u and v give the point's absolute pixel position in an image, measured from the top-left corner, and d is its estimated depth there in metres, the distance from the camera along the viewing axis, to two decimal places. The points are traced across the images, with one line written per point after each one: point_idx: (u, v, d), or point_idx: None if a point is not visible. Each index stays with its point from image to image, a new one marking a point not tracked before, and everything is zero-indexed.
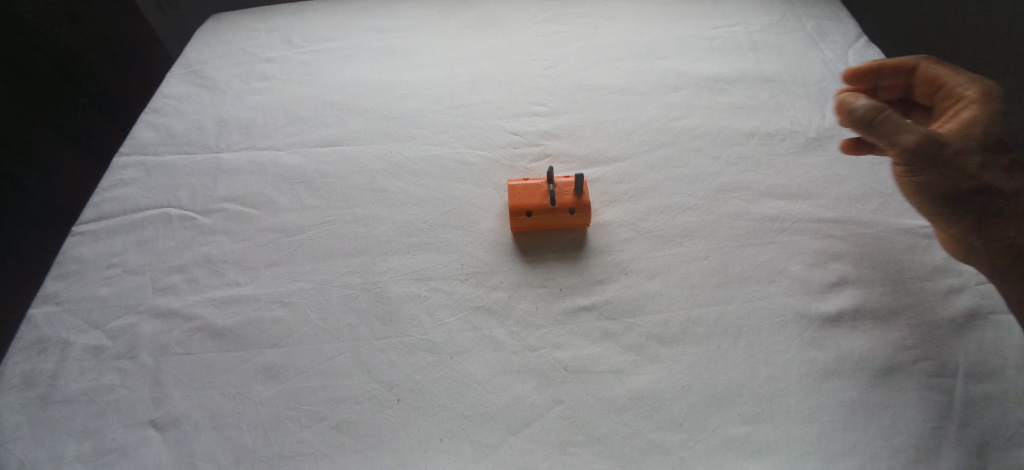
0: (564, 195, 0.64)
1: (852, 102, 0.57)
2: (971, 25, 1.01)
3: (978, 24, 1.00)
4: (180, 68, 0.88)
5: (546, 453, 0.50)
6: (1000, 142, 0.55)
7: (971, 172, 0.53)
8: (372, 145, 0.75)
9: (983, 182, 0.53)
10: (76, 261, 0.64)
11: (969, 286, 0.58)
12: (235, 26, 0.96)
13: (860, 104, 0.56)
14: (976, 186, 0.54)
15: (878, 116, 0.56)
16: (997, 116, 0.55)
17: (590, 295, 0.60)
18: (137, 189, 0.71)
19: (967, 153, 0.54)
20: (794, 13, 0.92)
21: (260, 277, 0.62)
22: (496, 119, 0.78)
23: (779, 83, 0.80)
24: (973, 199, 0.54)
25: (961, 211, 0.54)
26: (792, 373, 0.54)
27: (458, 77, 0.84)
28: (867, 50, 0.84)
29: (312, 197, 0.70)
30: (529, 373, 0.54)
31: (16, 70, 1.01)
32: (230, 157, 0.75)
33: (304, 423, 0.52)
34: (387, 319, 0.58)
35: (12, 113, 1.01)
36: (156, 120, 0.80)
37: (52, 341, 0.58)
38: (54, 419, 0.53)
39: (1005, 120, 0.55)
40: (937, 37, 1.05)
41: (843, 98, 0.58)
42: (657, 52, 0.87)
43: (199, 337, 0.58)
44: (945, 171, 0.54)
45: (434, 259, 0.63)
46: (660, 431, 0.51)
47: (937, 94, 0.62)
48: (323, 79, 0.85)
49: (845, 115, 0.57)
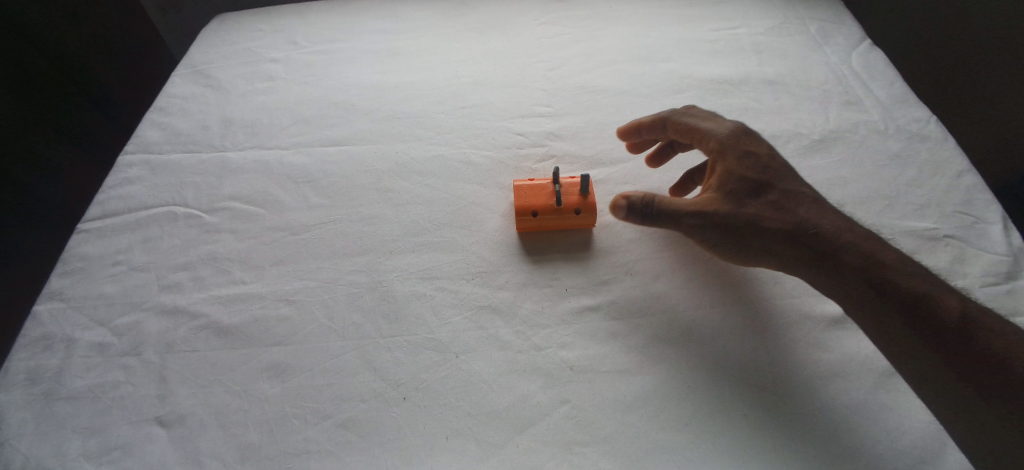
0: (570, 196, 0.65)
1: (625, 202, 0.58)
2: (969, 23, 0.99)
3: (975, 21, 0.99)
4: (185, 67, 0.88)
5: (551, 453, 0.50)
6: (762, 183, 0.59)
7: (748, 221, 0.57)
8: (377, 145, 0.75)
9: (760, 223, 0.57)
10: (82, 258, 0.64)
11: (972, 289, 0.58)
12: (240, 26, 0.96)
13: (631, 202, 0.58)
14: (748, 228, 0.57)
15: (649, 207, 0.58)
16: (737, 161, 0.60)
17: (595, 295, 0.60)
18: (142, 187, 0.71)
19: (741, 208, 0.57)
20: (797, 16, 0.92)
21: (266, 275, 0.62)
22: (501, 120, 0.78)
23: (783, 86, 0.81)
24: (760, 238, 0.57)
25: (757, 251, 0.57)
26: (798, 374, 0.54)
27: (462, 78, 0.85)
28: (870, 53, 0.85)
29: (317, 196, 0.70)
30: (535, 372, 0.54)
31: (16, 72, 0.96)
32: (235, 156, 0.75)
33: (310, 420, 0.52)
34: (392, 318, 0.58)
35: (10, 116, 0.96)
36: (160, 119, 0.80)
37: (57, 338, 0.58)
38: (58, 416, 0.53)
39: (758, 163, 0.60)
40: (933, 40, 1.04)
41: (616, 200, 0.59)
42: (660, 54, 0.87)
43: (204, 335, 0.58)
44: (729, 225, 0.57)
45: (440, 259, 0.63)
46: (666, 431, 0.51)
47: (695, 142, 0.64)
48: (328, 80, 0.85)
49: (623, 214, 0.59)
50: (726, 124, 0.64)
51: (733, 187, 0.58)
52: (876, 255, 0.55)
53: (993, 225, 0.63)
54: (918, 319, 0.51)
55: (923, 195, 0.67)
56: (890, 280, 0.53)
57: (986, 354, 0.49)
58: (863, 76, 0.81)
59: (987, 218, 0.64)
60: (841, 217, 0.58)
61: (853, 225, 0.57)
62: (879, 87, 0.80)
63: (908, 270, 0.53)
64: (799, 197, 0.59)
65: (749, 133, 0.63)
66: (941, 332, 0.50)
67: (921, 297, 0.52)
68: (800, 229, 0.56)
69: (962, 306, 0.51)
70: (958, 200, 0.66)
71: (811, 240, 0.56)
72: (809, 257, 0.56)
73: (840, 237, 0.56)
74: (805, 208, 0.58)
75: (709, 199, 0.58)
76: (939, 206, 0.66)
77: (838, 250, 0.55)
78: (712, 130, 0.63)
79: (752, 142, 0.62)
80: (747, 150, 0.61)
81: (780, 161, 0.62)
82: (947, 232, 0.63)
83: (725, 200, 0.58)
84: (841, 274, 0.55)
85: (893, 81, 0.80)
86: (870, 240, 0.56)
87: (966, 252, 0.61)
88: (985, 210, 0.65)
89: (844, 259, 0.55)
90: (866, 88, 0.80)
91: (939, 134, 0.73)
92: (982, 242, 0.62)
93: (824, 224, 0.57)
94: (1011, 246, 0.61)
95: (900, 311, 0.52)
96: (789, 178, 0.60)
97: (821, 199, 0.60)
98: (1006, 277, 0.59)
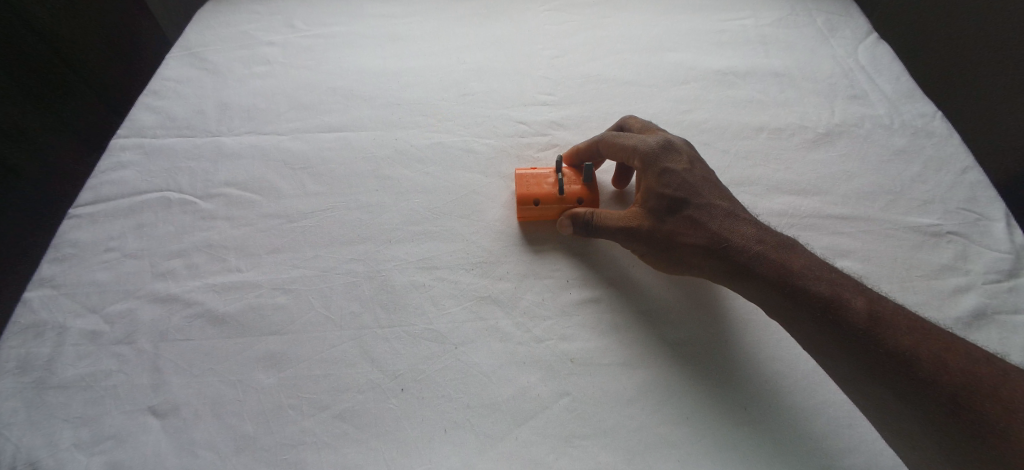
0: (573, 186, 0.63)
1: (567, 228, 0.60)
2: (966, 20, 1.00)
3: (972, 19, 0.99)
4: (180, 49, 0.86)
5: (551, 446, 0.49)
6: (678, 199, 0.56)
7: (665, 238, 0.55)
8: (377, 132, 0.74)
9: (677, 240, 0.55)
10: (73, 244, 0.63)
11: (974, 286, 0.58)
12: (236, 8, 0.93)
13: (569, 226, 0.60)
14: (666, 245, 0.55)
15: (586, 231, 0.59)
16: (653, 177, 0.57)
17: (596, 288, 0.59)
18: (135, 173, 0.70)
19: (656, 225, 0.56)
20: (805, 8, 0.91)
21: (262, 263, 0.61)
22: (503, 108, 0.77)
23: (789, 78, 0.80)
24: (679, 253, 0.55)
25: (680, 265, 0.56)
26: (801, 369, 0.53)
27: (465, 65, 0.83)
28: (877, 47, 0.84)
29: (315, 183, 0.68)
30: (535, 365, 0.54)
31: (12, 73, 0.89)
32: (231, 141, 0.73)
33: (306, 411, 0.51)
34: (390, 307, 0.57)
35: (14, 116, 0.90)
36: (154, 103, 0.78)
37: (48, 325, 0.56)
38: (50, 405, 0.52)
39: (675, 176, 0.56)
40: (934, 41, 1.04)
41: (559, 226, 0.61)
42: (666, 44, 0.86)
43: (199, 324, 0.57)
44: (650, 242, 0.56)
45: (440, 249, 0.62)
46: (665, 425, 0.50)
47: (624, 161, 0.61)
48: (327, 65, 0.83)
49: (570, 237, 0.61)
50: (651, 136, 0.60)
51: (653, 205, 0.56)
52: (791, 265, 0.51)
53: (997, 223, 0.63)
54: (833, 330, 0.48)
55: (927, 191, 0.67)
56: (804, 292, 0.49)
57: (904, 362, 0.44)
58: (870, 70, 0.81)
59: (991, 215, 0.64)
60: (758, 225, 0.55)
61: (770, 234, 0.54)
62: (886, 81, 0.79)
63: (822, 278, 0.50)
64: (715, 210, 0.55)
65: (671, 144, 0.59)
66: (858, 343, 0.46)
67: (835, 308, 0.48)
68: (715, 243, 0.54)
69: (880, 314, 0.47)
70: (963, 196, 0.66)
71: (726, 254, 0.53)
72: (728, 269, 0.54)
73: (754, 246, 0.53)
74: (719, 220, 0.55)
75: (634, 216, 0.57)
76: (944, 202, 0.65)
77: (751, 262, 0.52)
78: (636, 145, 0.59)
79: (671, 154, 0.58)
80: (665, 164, 0.57)
81: (701, 170, 0.58)
82: (950, 228, 0.63)
83: (644, 218, 0.56)
84: (758, 288, 0.52)
85: (900, 76, 0.79)
86: (785, 248, 0.52)
87: (969, 249, 0.61)
88: (989, 207, 0.64)
89: (760, 272, 0.52)
90: (872, 82, 0.79)
91: (944, 130, 0.73)
92: (985, 239, 0.62)
93: (736, 235, 0.54)
94: (1014, 243, 0.61)
95: (815, 324, 0.49)
96: (707, 188, 0.57)
97: (742, 207, 0.57)
98: (1009, 274, 0.58)
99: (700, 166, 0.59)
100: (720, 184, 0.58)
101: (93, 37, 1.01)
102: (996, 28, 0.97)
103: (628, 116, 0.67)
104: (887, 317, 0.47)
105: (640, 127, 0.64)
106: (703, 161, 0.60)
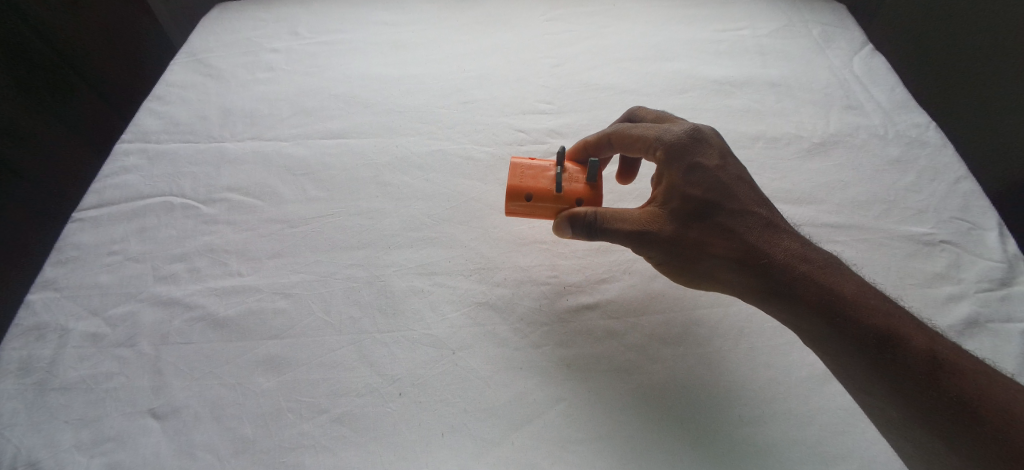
0: (575, 183, 0.56)
1: (563, 229, 0.54)
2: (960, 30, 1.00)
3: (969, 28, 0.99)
4: (184, 56, 0.87)
5: (547, 451, 0.49)
6: (708, 202, 0.52)
7: (689, 245, 0.52)
8: (378, 139, 0.75)
9: (704, 249, 0.51)
10: (77, 247, 0.64)
11: (968, 294, 0.58)
12: (242, 15, 0.95)
13: (567, 229, 0.54)
14: (690, 256, 0.52)
15: (592, 234, 0.53)
16: (680, 174, 0.53)
17: (593, 294, 0.60)
18: (139, 177, 0.70)
19: (680, 231, 0.52)
20: (801, 20, 0.92)
21: (263, 268, 0.62)
22: (503, 115, 0.78)
23: (785, 88, 0.81)
24: (704, 263, 0.52)
25: (703, 278, 0.53)
26: (793, 376, 0.54)
27: (466, 73, 0.84)
28: (872, 58, 0.85)
29: (316, 189, 0.69)
30: (531, 370, 0.54)
31: (13, 72, 0.89)
32: (233, 147, 0.74)
33: (305, 415, 0.52)
34: (389, 312, 0.58)
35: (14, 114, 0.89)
36: (159, 108, 0.79)
37: (51, 327, 0.57)
38: (50, 407, 0.52)
39: (705, 176, 0.53)
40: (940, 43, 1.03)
41: (555, 225, 0.55)
42: (665, 54, 0.87)
43: (200, 327, 0.58)
44: (669, 250, 0.52)
45: (439, 254, 0.63)
46: (659, 431, 0.51)
47: (643, 153, 0.57)
48: (329, 71, 0.84)
49: (566, 238, 0.55)
50: (676, 125, 0.57)
51: (676, 206, 0.52)
52: (836, 285, 0.47)
53: (990, 232, 0.64)
54: (882, 362, 0.44)
55: (921, 200, 0.67)
56: (855, 317, 0.45)
57: (965, 414, 0.40)
58: (865, 81, 0.82)
59: (984, 225, 0.64)
60: (798, 239, 0.51)
61: (813, 251, 0.50)
62: (881, 92, 0.80)
63: (872, 302, 0.46)
64: (750, 217, 0.52)
65: (702, 135, 0.55)
66: (911, 382, 0.43)
67: (891, 340, 0.44)
68: (749, 255, 0.50)
69: (938, 350, 0.43)
70: (956, 206, 0.66)
71: (759, 268, 0.50)
72: (758, 286, 0.50)
73: (792, 262, 0.49)
74: (754, 230, 0.51)
75: (654, 218, 0.52)
76: (937, 211, 0.66)
77: (789, 283, 0.49)
78: (659, 136, 0.55)
79: (703, 147, 0.54)
80: (695, 159, 0.53)
81: (733, 168, 0.54)
82: (943, 237, 0.64)
83: (665, 222, 0.52)
84: (789, 305, 0.49)
85: (894, 87, 0.81)
86: (829, 268, 0.49)
87: (962, 258, 0.62)
88: (982, 216, 0.65)
89: (800, 290, 0.48)
90: (867, 92, 0.80)
91: (938, 140, 0.74)
92: (979, 248, 0.62)
93: (777, 250, 0.50)
94: (1007, 252, 0.62)
95: (859, 352, 0.45)
96: (742, 191, 0.53)
97: (778, 216, 0.53)
98: (1002, 283, 0.59)
99: (733, 163, 0.55)
100: (755, 186, 0.55)
101: (89, 33, 1.01)
102: (1003, 29, 0.94)
103: (639, 106, 0.63)
104: (949, 359, 0.43)
105: (654, 116, 0.61)
106: (735, 156, 0.56)
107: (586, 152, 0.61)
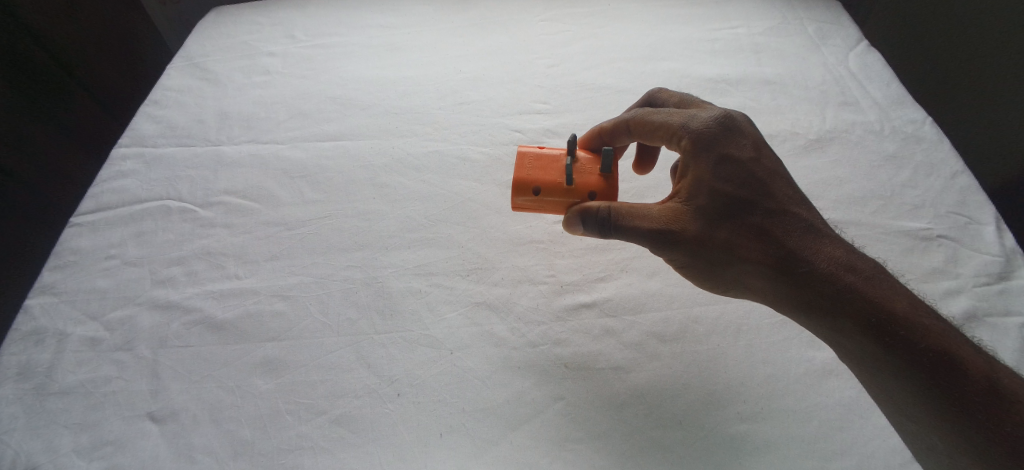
0: (586, 175, 0.53)
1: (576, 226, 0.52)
2: (959, 24, 0.99)
3: (968, 21, 0.98)
4: (181, 61, 0.88)
5: (545, 450, 0.49)
6: (740, 201, 0.49)
7: (716, 247, 0.49)
8: (374, 141, 0.75)
9: (734, 253, 0.49)
10: (74, 252, 0.64)
11: (965, 289, 0.58)
12: (237, 20, 0.95)
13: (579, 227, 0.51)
14: (718, 260, 0.49)
15: (609, 231, 0.50)
16: (709, 168, 0.50)
17: (590, 293, 0.60)
18: (137, 181, 0.71)
19: (709, 232, 0.49)
20: (796, 17, 0.92)
21: (260, 270, 0.62)
22: (498, 116, 0.78)
23: (780, 86, 0.81)
24: (733, 267, 0.49)
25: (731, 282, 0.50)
26: (791, 373, 0.54)
27: (462, 75, 0.84)
28: (867, 55, 0.85)
29: (313, 191, 0.69)
30: (530, 369, 0.54)
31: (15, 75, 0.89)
32: (230, 150, 0.74)
33: (304, 416, 0.52)
34: (386, 314, 0.58)
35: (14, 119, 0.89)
36: (156, 113, 0.79)
37: (49, 332, 0.57)
38: (49, 411, 0.52)
39: (737, 172, 0.50)
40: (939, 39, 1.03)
41: (566, 220, 0.52)
42: (660, 53, 0.87)
43: (198, 330, 0.58)
44: (696, 254, 0.49)
45: (436, 255, 0.63)
46: (661, 428, 0.51)
47: (665, 143, 0.54)
48: (326, 74, 0.85)
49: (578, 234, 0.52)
50: (705, 111, 0.53)
51: (703, 203, 0.49)
52: (886, 297, 0.44)
53: (987, 227, 0.64)
54: (933, 382, 0.41)
55: (918, 196, 0.67)
56: (906, 333, 0.42)
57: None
58: (860, 77, 0.82)
59: (981, 219, 0.64)
60: (839, 243, 0.49)
61: (858, 259, 0.47)
62: (876, 88, 0.80)
63: (926, 318, 0.43)
64: (786, 218, 0.49)
65: (733, 124, 0.52)
66: (968, 411, 0.40)
67: (948, 361, 0.41)
68: (784, 261, 0.47)
69: (997, 377, 0.41)
70: (952, 201, 0.66)
71: (796, 275, 0.47)
72: (794, 293, 0.47)
73: (834, 270, 0.46)
74: (793, 232, 0.48)
75: (676, 216, 0.49)
76: (934, 207, 0.66)
77: (833, 292, 0.45)
78: (684, 124, 0.52)
79: (733, 138, 0.51)
80: (725, 151, 0.50)
81: (767, 163, 0.51)
82: (940, 232, 0.64)
83: (690, 221, 0.49)
84: (828, 314, 0.46)
85: (891, 83, 0.80)
86: (878, 277, 0.45)
87: (959, 252, 0.62)
88: (979, 211, 0.65)
89: (843, 299, 0.45)
90: (862, 89, 0.80)
91: (934, 136, 0.74)
92: (976, 243, 0.62)
93: (819, 256, 0.47)
94: (1004, 246, 0.62)
95: (909, 369, 0.42)
96: (778, 189, 0.50)
97: (818, 218, 0.50)
98: (1000, 277, 0.59)
99: (767, 156, 0.52)
100: (790, 183, 0.52)
101: (83, 37, 1.00)
102: (1005, 22, 0.93)
103: (660, 88, 0.61)
104: (1009, 387, 0.40)
105: (678, 99, 0.59)
106: (770, 148, 0.53)
107: (600, 137, 0.59)
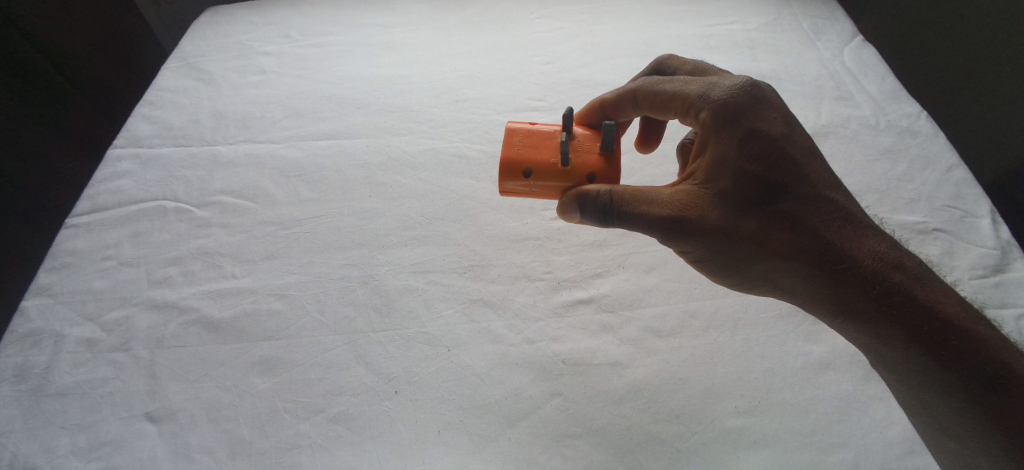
0: (585, 155, 0.52)
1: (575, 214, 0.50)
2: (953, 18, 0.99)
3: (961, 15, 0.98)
4: (176, 61, 0.87)
5: (543, 445, 0.50)
6: (769, 188, 0.48)
7: (739, 237, 0.47)
8: (370, 139, 0.75)
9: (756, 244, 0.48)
10: (70, 253, 0.63)
11: (960, 282, 0.59)
12: (233, 20, 0.95)
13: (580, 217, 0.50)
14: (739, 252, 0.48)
15: (614, 219, 0.48)
16: (734, 149, 0.48)
17: (588, 289, 0.60)
18: (132, 182, 0.70)
19: (733, 221, 0.47)
20: (791, 13, 0.92)
21: (256, 269, 0.62)
22: (496, 114, 0.78)
23: (776, 81, 0.81)
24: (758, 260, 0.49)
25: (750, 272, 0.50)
26: (790, 367, 0.54)
27: (458, 73, 0.84)
28: (862, 49, 0.85)
29: (310, 190, 0.69)
30: (528, 365, 0.54)
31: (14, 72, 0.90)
32: (226, 150, 0.74)
33: (302, 415, 0.52)
34: (384, 311, 0.58)
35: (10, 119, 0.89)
36: (151, 113, 0.79)
37: (46, 333, 0.57)
38: (47, 412, 0.52)
39: (768, 156, 0.48)
40: (934, 35, 1.03)
41: (563, 205, 0.51)
42: (656, 49, 0.87)
43: (195, 330, 0.58)
44: (713, 246, 0.48)
45: (433, 253, 0.63)
46: (659, 423, 0.51)
47: (682, 116, 0.53)
48: (321, 74, 0.85)
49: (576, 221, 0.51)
50: (726, 79, 0.52)
51: (727, 189, 0.48)
52: (933, 299, 0.44)
53: (983, 220, 0.64)
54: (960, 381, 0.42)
55: (913, 189, 0.68)
56: (952, 339, 0.42)
57: None
58: (855, 72, 0.82)
59: (977, 212, 0.64)
60: (881, 235, 0.48)
61: (906, 257, 0.46)
62: (871, 83, 0.80)
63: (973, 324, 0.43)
64: (821, 206, 0.48)
65: (763, 101, 0.50)
66: (993, 414, 0.41)
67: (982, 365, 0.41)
68: (817, 253, 0.47)
69: None
70: (947, 194, 0.67)
71: (828, 266, 0.46)
72: (824, 283, 0.47)
73: (870, 265, 0.46)
74: (831, 222, 0.47)
75: (689, 203, 0.48)
76: (929, 200, 0.66)
77: (868, 287, 0.45)
78: (705, 95, 0.50)
79: (764, 117, 0.49)
80: (755, 130, 0.49)
81: (798, 145, 0.50)
82: (937, 225, 0.64)
83: (711, 209, 0.47)
84: (857, 304, 0.46)
85: (886, 78, 0.80)
86: (926, 278, 0.45)
87: (955, 245, 0.62)
88: (975, 204, 0.65)
89: (877, 294, 0.45)
90: (857, 84, 0.80)
91: (930, 129, 0.74)
92: (972, 236, 0.62)
93: (863, 252, 0.46)
94: (1000, 239, 0.62)
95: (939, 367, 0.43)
96: (812, 176, 0.49)
97: (858, 208, 0.49)
98: (995, 270, 0.59)
99: (798, 135, 0.50)
100: (826, 166, 0.50)
101: (79, 38, 1.01)
102: (1000, 17, 0.93)
103: (669, 56, 0.61)
104: None
105: (691, 67, 0.59)
106: (802, 128, 0.51)
107: (603, 110, 0.58)
